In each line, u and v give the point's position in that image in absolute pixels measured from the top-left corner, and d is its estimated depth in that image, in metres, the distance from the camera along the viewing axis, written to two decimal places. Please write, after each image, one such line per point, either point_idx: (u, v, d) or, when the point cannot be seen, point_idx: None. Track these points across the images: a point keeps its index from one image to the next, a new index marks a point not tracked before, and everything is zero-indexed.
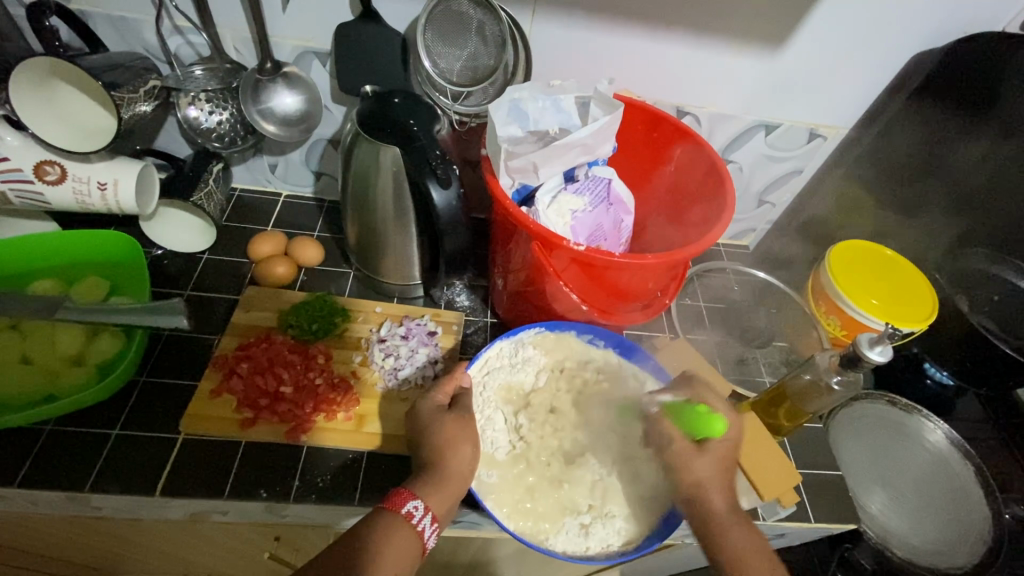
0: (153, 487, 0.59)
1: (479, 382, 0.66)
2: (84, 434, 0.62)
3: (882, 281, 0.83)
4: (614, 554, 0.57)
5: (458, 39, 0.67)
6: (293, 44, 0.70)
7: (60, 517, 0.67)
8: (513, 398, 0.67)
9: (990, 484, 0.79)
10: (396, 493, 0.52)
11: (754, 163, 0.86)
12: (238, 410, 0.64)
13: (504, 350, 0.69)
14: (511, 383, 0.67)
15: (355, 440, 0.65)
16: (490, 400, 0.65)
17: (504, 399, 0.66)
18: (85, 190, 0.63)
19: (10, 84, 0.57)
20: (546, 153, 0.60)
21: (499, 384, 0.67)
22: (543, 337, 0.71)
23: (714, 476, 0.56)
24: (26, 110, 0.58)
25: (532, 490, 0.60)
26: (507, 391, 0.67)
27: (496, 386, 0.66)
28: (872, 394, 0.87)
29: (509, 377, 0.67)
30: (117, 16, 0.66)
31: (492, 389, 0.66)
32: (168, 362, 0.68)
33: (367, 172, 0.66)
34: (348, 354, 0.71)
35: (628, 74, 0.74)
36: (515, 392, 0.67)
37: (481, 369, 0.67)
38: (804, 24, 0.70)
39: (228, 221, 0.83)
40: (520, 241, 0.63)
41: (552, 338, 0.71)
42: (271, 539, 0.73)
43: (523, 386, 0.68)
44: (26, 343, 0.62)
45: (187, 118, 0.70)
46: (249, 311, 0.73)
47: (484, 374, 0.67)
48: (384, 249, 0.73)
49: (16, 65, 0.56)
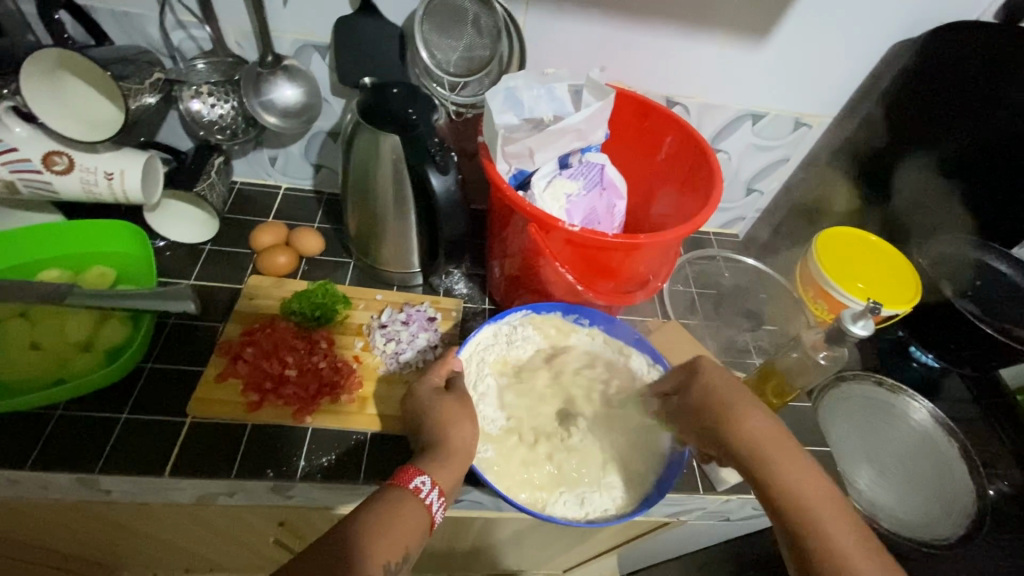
0: (162, 468, 0.61)
1: (473, 358, 0.68)
2: (93, 419, 0.63)
3: (867, 265, 0.86)
4: (611, 518, 0.60)
5: (454, 32, 0.69)
6: (294, 37, 0.72)
7: (65, 503, 0.69)
8: (511, 371, 0.69)
9: (974, 459, 0.81)
10: (402, 471, 0.54)
11: (742, 152, 0.89)
12: (243, 394, 0.66)
13: (500, 330, 0.71)
14: (506, 357, 0.70)
15: (357, 422, 0.66)
16: (485, 377, 0.67)
17: (499, 370, 0.69)
18: (92, 179, 0.65)
19: (27, 94, 0.59)
20: (542, 137, 0.62)
21: (495, 358, 0.69)
22: (529, 319, 0.72)
23: (779, 452, 0.53)
24: (51, 116, 0.60)
25: (527, 463, 0.63)
26: (503, 371, 0.69)
27: (491, 361, 0.69)
28: (860, 375, 0.91)
29: (505, 352, 0.70)
30: (121, 11, 0.68)
31: (488, 363, 0.69)
32: (174, 349, 0.70)
33: (367, 161, 0.67)
34: (350, 340, 0.73)
35: (620, 64, 0.76)
36: (512, 367, 0.70)
37: (477, 349, 0.69)
38: (789, 14, 0.72)
39: (229, 213, 0.85)
40: (517, 226, 0.65)
41: (543, 320, 0.73)
42: (275, 524, 0.75)
43: (520, 362, 0.70)
44: (34, 329, 0.63)
45: (190, 110, 0.72)
46: (253, 299, 0.74)
47: (479, 351, 0.69)
48: (384, 237, 0.75)
49: (20, 75, 0.58)
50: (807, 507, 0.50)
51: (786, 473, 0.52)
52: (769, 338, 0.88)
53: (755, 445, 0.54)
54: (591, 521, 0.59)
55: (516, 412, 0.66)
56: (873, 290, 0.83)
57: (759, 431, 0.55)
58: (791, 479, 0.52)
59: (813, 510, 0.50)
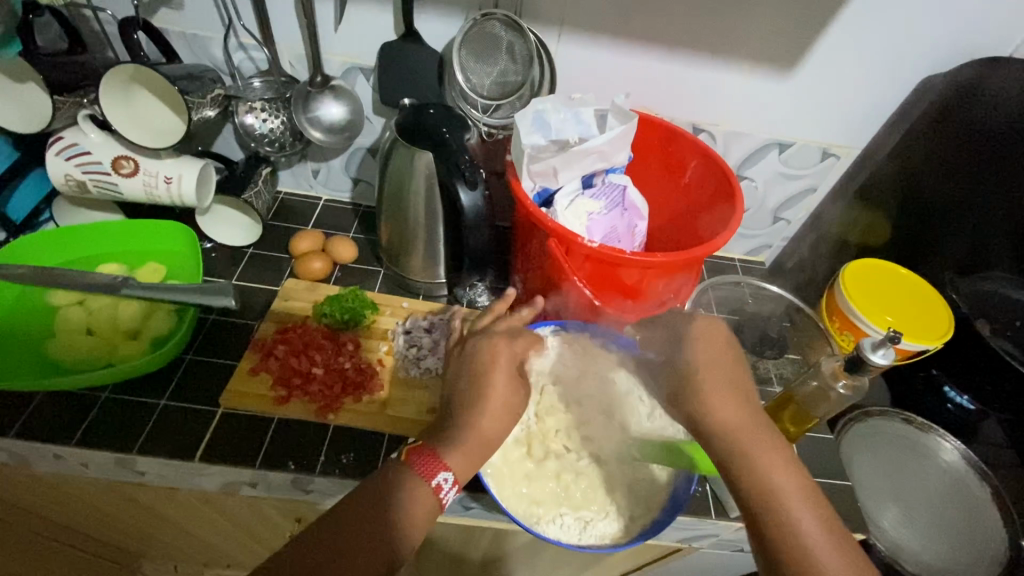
0: (193, 453, 0.64)
1: None
2: (134, 402, 0.68)
3: (896, 300, 0.85)
4: (606, 545, 0.60)
5: (489, 57, 0.73)
6: (342, 60, 0.78)
7: (102, 483, 0.74)
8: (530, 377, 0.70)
9: (1008, 506, 0.78)
10: (425, 461, 0.52)
11: (769, 180, 0.89)
12: (272, 389, 0.70)
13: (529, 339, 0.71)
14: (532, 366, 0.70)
15: (377, 421, 0.69)
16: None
17: None
18: (153, 183, 0.71)
19: (117, 124, 0.67)
20: (566, 157, 0.64)
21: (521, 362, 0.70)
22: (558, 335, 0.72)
23: (755, 444, 0.52)
24: (135, 135, 0.68)
25: (533, 476, 0.64)
26: None
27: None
28: (888, 411, 0.88)
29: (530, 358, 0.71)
30: (191, 33, 0.75)
31: None
32: (213, 343, 0.74)
33: (402, 175, 0.72)
34: (375, 344, 0.76)
35: (649, 93, 0.79)
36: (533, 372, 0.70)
37: None
38: (816, 46, 0.74)
39: (272, 220, 0.90)
40: (539, 241, 0.67)
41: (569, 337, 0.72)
42: (292, 519, 0.79)
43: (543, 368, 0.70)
44: (92, 316, 0.69)
45: (244, 124, 0.79)
46: (288, 299, 0.79)
47: None
48: (413, 248, 0.79)
49: (105, 112, 0.66)
50: (779, 498, 0.49)
51: (755, 460, 0.51)
52: (790, 366, 0.87)
53: (736, 436, 0.52)
54: (584, 546, 0.60)
55: (528, 425, 0.67)
56: (902, 324, 0.82)
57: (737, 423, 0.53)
58: (776, 481, 0.49)
59: (788, 502, 0.48)
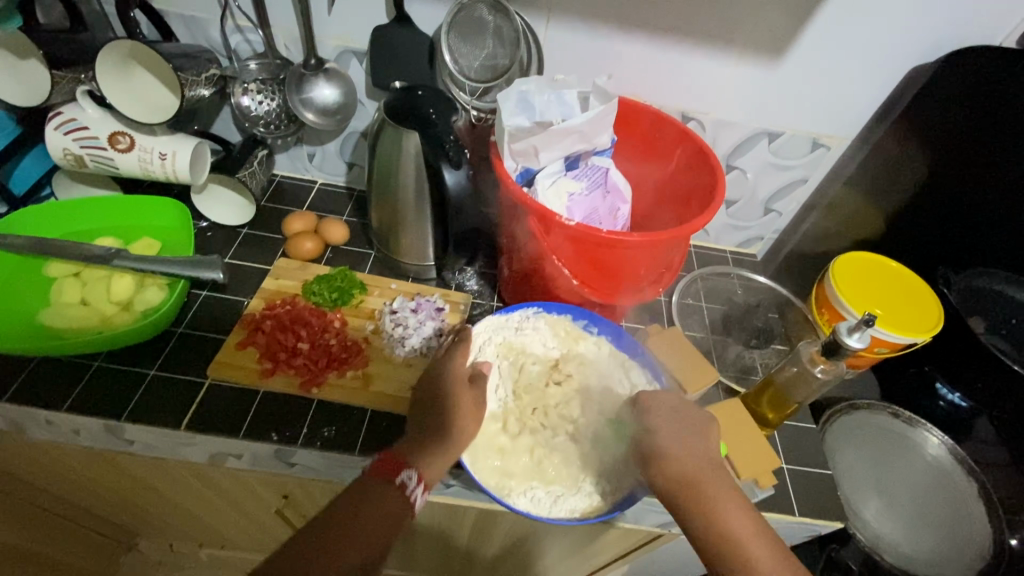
0: (179, 422, 0.66)
1: (483, 334, 0.71)
2: (124, 372, 0.69)
3: (886, 293, 0.85)
4: (575, 517, 0.60)
5: (478, 40, 0.74)
6: (335, 43, 0.79)
7: (95, 452, 0.76)
8: (512, 355, 0.71)
9: (993, 501, 0.78)
10: (391, 465, 0.56)
11: (759, 171, 0.89)
12: (259, 361, 0.71)
13: (513, 318, 0.73)
14: (512, 343, 0.72)
15: (360, 395, 0.70)
16: (488, 358, 0.70)
17: (503, 353, 0.71)
18: (148, 159, 0.73)
19: (117, 105, 0.69)
20: (546, 136, 0.65)
21: (502, 340, 0.72)
22: (542, 317, 0.74)
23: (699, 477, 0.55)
24: (136, 114, 0.70)
25: (507, 451, 0.64)
26: (505, 352, 0.71)
27: (498, 342, 0.71)
28: (876, 404, 0.88)
29: (512, 337, 0.72)
30: (189, 14, 0.77)
31: (493, 344, 0.71)
32: (205, 318, 0.76)
33: (390, 156, 0.73)
34: (362, 322, 0.78)
35: (637, 79, 0.80)
36: (515, 350, 0.72)
37: (486, 329, 0.72)
38: (802, 34, 0.74)
39: (267, 202, 0.92)
40: (522, 221, 0.68)
41: (553, 319, 0.74)
42: (280, 495, 0.80)
43: (524, 347, 0.72)
44: (86, 288, 0.71)
45: (239, 105, 0.80)
46: (278, 278, 0.80)
47: (492, 330, 0.72)
48: (402, 230, 0.80)
49: (105, 94, 0.68)
50: (728, 535, 0.51)
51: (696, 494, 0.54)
52: (777, 357, 0.87)
53: (682, 482, 0.55)
54: (555, 518, 0.60)
55: (506, 404, 0.68)
56: (890, 316, 0.81)
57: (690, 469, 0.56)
58: (721, 515, 0.52)
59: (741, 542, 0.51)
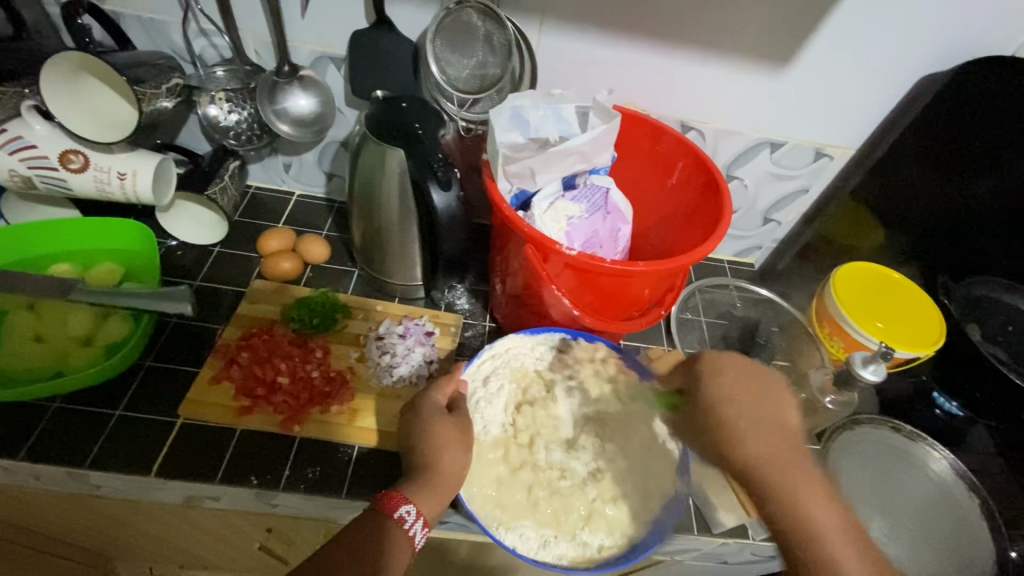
0: (149, 468, 0.61)
1: (501, 354, 0.69)
2: (88, 413, 0.64)
3: (889, 305, 0.83)
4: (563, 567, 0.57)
5: (466, 49, 0.69)
6: (311, 48, 0.73)
7: (61, 495, 0.70)
8: (524, 381, 0.69)
9: (996, 518, 0.76)
10: (389, 497, 0.53)
11: (759, 180, 0.86)
12: (235, 398, 0.66)
13: (535, 341, 0.70)
14: (527, 369, 0.69)
15: (348, 433, 0.66)
16: (501, 380, 0.68)
17: (518, 378, 0.69)
18: (105, 178, 0.67)
19: (81, 135, 0.63)
20: (544, 158, 0.60)
21: (517, 365, 0.69)
22: (564, 344, 0.71)
23: (779, 471, 0.49)
24: (103, 138, 0.65)
25: (504, 482, 0.61)
26: (518, 377, 0.69)
27: (514, 366, 0.69)
28: (876, 419, 0.86)
29: (529, 363, 0.70)
30: (147, 18, 0.70)
31: (508, 368, 0.69)
32: (174, 349, 0.71)
33: (374, 172, 0.68)
34: (346, 349, 0.73)
35: (635, 88, 0.75)
36: (528, 377, 0.69)
37: (503, 351, 0.69)
38: (812, 39, 0.70)
39: (241, 217, 0.86)
40: (516, 246, 0.64)
41: (575, 346, 0.71)
42: (263, 530, 0.76)
43: (540, 373, 0.70)
44: (40, 323, 0.65)
45: (208, 115, 0.75)
46: (253, 302, 0.75)
47: (508, 350, 0.70)
48: (389, 250, 0.75)
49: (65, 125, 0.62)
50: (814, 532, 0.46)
51: (795, 501, 0.47)
52: (778, 373, 0.85)
53: (761, 463, 0.49)
54: (539, 561, 0.57)
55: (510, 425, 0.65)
56: (893, 330, 0.79)
57: (765, 451, 0.49)
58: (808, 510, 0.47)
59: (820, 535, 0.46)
